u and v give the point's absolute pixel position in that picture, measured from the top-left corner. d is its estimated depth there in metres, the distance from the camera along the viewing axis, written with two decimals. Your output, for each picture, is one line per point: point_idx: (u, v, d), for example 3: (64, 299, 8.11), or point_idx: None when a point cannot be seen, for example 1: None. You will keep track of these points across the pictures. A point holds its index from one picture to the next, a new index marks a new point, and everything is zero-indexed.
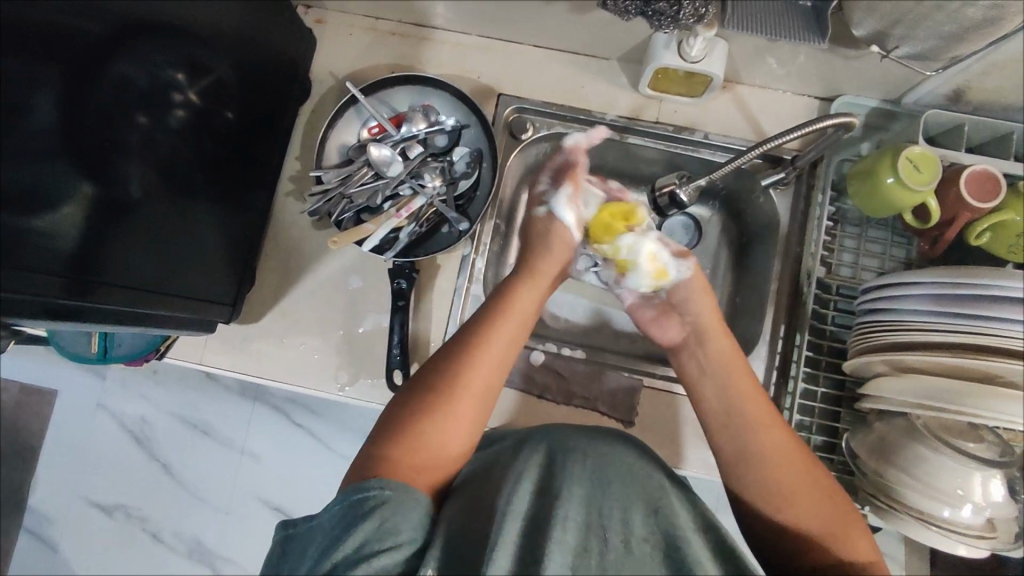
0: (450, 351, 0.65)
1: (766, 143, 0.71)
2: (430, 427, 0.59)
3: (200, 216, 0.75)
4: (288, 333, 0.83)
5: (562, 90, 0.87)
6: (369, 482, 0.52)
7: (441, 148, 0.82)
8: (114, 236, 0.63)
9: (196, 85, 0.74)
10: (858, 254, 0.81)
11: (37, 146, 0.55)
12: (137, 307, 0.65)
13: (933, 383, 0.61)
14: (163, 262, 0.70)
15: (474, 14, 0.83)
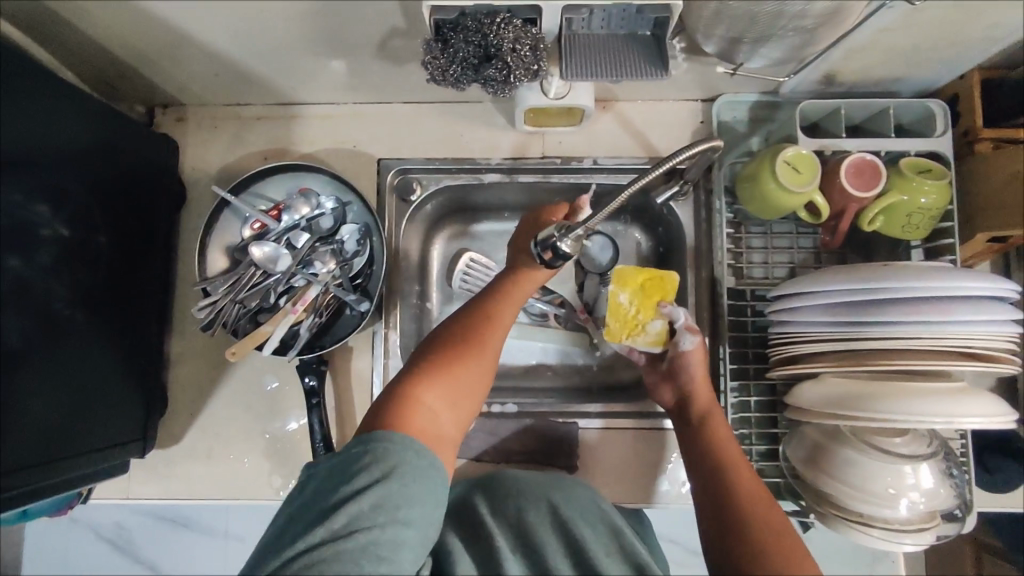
0: (469, 313, 0.67)
1: (666, 160, 0.63)
2: (463, 372, 0.61)
3: (87, 356, 0.70)
4: (214, 448, 0.81)
5: (444, 142, 0.84)
6: (383, 439, 0.53)
7: (328, 230, 0.79)
8: (10, 392, 0.60)
9: (62, 216, 0.67)
10: (767, 253, 0.80)
11: None
12: (19, 482, 0.60)
13: (844, 389, 0.61)
14: (56, 420, 0.65)
15: (333, 86, 0.80)
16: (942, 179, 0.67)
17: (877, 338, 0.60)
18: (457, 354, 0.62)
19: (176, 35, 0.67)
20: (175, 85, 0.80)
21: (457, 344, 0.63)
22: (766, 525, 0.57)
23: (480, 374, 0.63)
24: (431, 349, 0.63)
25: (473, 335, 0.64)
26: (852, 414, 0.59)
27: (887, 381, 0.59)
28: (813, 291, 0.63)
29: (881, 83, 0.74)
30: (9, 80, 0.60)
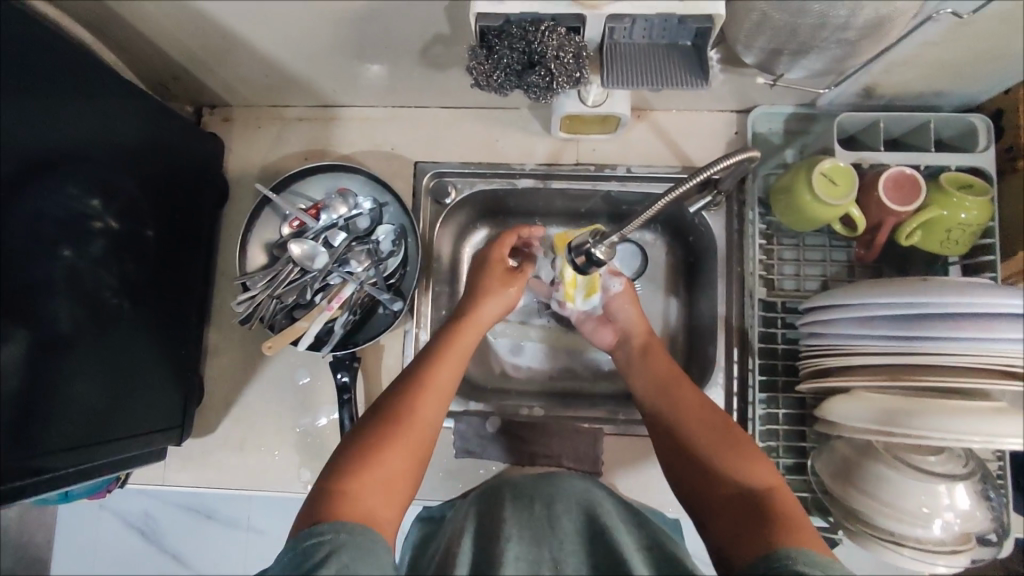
0: (402, 382, 0.68)
1: (701, 172, 0.64)
2: (399, 445, 0.61)
3: (129, 345, 0.72)
4: (245, 439, 0.83)
5: (479, 148, 0.86)
6: (314, 532, 0.51)
7: (364, 230, 0.81)
8: (53, 378, 0.62)
9: (113, 209, 0.70)
10: (799, 265, 0.79)
11: None
12: (63, 460, 0.63)
13: (879, 406, 0.60)
14: (99, 404, 0.68)
15: (374, 90, 0.82)
16: (983, 196, 0.66)
17: (919, 357, 0.58)
18: (391, 429, 0.62)
19: (228, 38, 0.70)
20: (223, 86, 0.83)
21: (390, 419, 0.63)
22: (720, 438, 0.67)
23: (415, 446, 0.63)
24: (362, 433, 0.63)
25: (408, 404, 0.65)
26: (888, 430, 0.58)
27: (925, 399, 0.58)
28: (850, 304, 0.62)
29: (922, 98, 0.74)
30: (70, 78, 0.63)
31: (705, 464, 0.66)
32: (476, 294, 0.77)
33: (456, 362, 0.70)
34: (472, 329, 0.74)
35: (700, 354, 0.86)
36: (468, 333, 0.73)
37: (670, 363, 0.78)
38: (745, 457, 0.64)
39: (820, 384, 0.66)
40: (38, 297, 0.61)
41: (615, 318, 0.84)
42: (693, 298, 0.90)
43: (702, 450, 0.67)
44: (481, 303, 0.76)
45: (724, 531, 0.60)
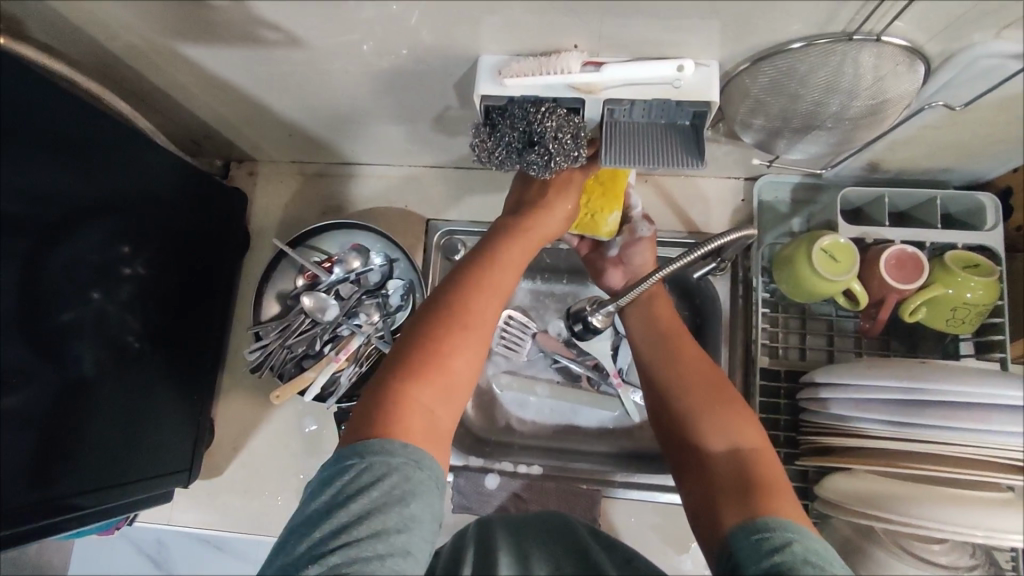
0: (458, 281, 0.63)
1: (708, 244, 0.68)
2: (456, 349, 0.58)
3: (146, 385, 0.75)
4: (251, 483, 0.85)
5: (490, 207, 0.89)
6: (377, 451, 0.51)
7: (374, 284, 0.84)
8: (79, 416, 0.66)
9: (142, 256, 0.74)
10: (805, 335, 0.79)
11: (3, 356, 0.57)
12: (80, 494, 0.66)
13: (878, 492, 0.59)
14: (115, 440, 0.71)
15: (390, 150, 0.86)
16: (988, 275, 0.65)
17: (915, 443, 0.58)
18: (453, 338, 0.58)
19: (258, 105, 0.75)
20: (250, 144, 0.88)
21: (449, 325, 0.59)
22: (715, 394, 0.66)
23: (477, 348, 0.60)
24: (415, 334, 0.59)
25: (462, 306, 0.60)
26: (884, 516, 0.58)
27: (924, 487, 0.57)
28: (845, 383, 0.62)
29: (927, 173, 0.74)
30: (114, 138, 0.68)
31: (701, 411, 0.65)
32: (540, 201, 0.69)
33: (511, 270, 0.66)
34: (524, 241, 0.68)
35: None
36: (524, 242, 0.68)
37: (675, 318, 0.77)
38: (740, 415, 0.64)
39: (819, 461, 0.66)
40: (60, 344, 0.64)
41: (628, 263, 0.82)
42: None
43: (703, 398, 0.66)
44: (544, 212, 0.69)
45: (713, 479, 0.60)
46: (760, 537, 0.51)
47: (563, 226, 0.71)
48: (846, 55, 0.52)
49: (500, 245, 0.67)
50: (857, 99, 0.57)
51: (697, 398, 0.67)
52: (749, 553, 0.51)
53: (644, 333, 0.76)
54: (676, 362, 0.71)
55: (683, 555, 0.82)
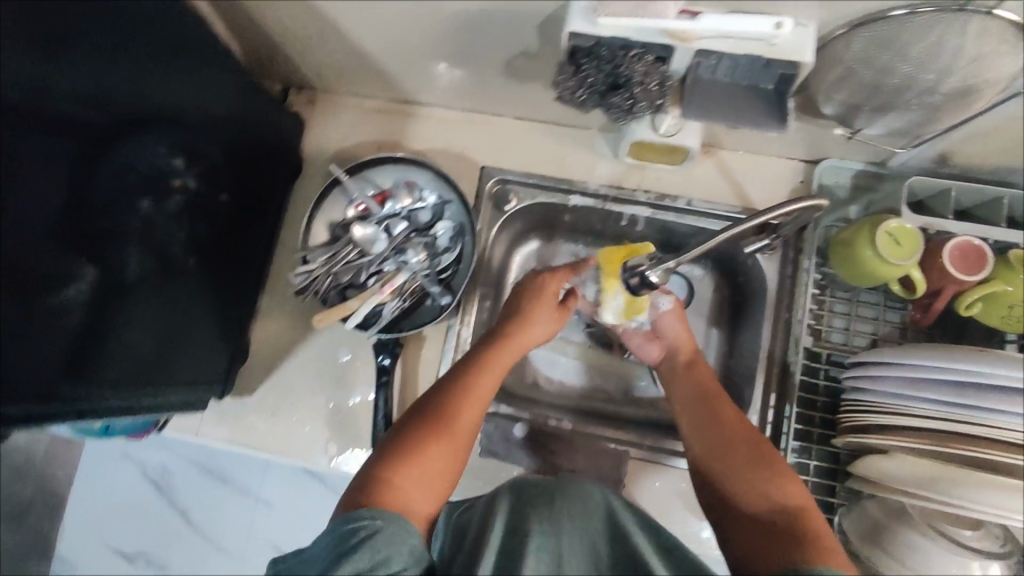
0: (450, 381, 0.67)
1: (759, 215, 0.69)
2: (440, 443, 0.61)
3: (187, 299, 0.76)
4: (279, 406, 0.85)
5: (547, 161, 0.88)
6: (356, 514, 0.51)
7: (425, 223, 0.83)
8: (116, 321, 0.66)
9: (194, 169, 0.74)
10: (849, 320, 0.79)
11: (46, 247, 0.57)
12: (126, 393, 0.67)
13: (917, 469, 0.59)
14: (155, 345, 0.71)
15: (454, 92, 0.85)
16: None
17: (965, 426, 0.58)
18: (433, 427, 0.61)
19: (331, 26, 0.74)
20: (314, 69, 0.87)
21: (434, 416, 0.62)
22: (757, 456, 0.67)
23: (461, 444, 0.62)
24: (403, 430, 0.62)
25: (450, 404, 0.64)
26: (927, 494, 0.58)
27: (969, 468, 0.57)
28: (900, 362, 0.62)
29: (997, 172, 0.74)
30: (168, 45, 0.68)
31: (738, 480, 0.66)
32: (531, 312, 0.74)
33: (498, 371, 0.69)
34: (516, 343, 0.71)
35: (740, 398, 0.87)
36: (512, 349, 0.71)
37: (711, 383, 0.78)
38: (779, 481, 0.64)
39: (859, 439, 0.66)
40: (110, 245, 0.64)
41: (661, 335, 0.85)
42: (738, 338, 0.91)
43: (741, 465, 0.67)
44: (528, 322, 0.74)
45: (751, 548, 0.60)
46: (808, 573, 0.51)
47: (550, 330, 0.76)
48: (952, 25, 0.52)
49: (482, 351, 0.70)
50: (954, 76, 0.56)
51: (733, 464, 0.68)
52: None
53: (683, 407, 0.78)
54: (710, 429, 0.72)
55: (702, 524, 0.81)
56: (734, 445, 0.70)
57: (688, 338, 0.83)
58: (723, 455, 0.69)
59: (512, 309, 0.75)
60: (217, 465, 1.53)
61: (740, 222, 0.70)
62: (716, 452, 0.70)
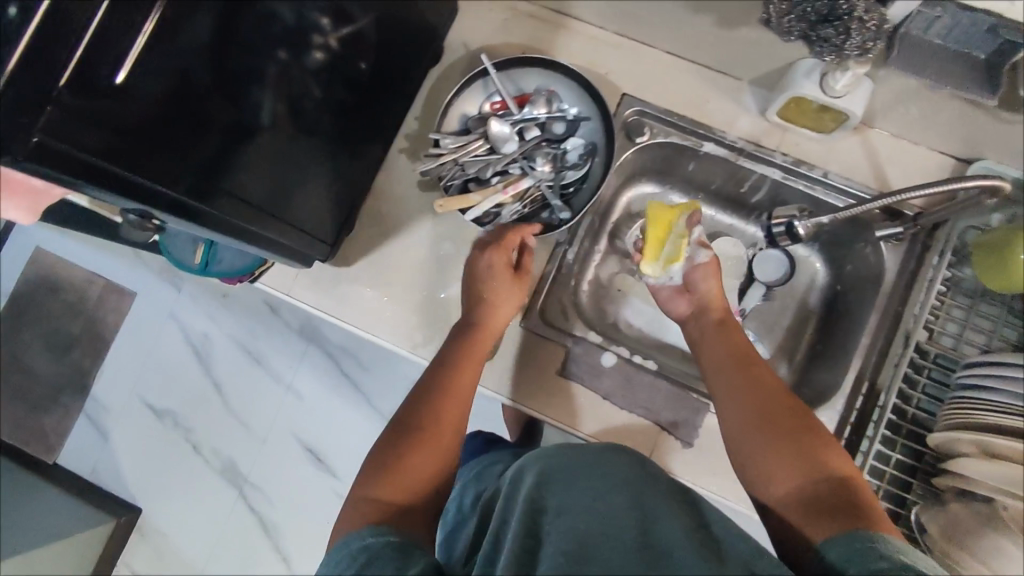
0: (418, 393, 0.68)
1: (899, 195, 0.72)
2: (416, 451, 0.62)
3: (309, 154, 0.71)
4: (374, 283, 0.86)
5: (689, 103, 0.86)
6: (359, 535, 0.51)
7: (558, 135, 0.82)
8: (238, 160, 0.61)
9: (337, 31, 0.67)
10: (964, 327, 0.76)
11: (182, 60, 0.51)
12: (236, 233, 0.64)
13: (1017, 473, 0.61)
14: (275, 190, 0.68)
15: (615, 11, 0.83)
16: None
17: None
18: (419, 439, 0.63)
19: None
20: None
21: (417, 429, 0.64)
22: (773, 423, 0.64)
23: (444, 445, 0.64)
24: (386, 448, 0.62)
25: (425, 413, 0.65)
26: None
27: None
28: None
29: None
30: None
31: (780, 448, 0.63)
32: (493, 297, 0.75)
33: (470, 366, 0.71)
34: (482, 337, 0.74)
35: (827, 381, 0.85)
36: (478, 342, 0.73)
37: (744, 343, 0.74)
38: (825, 449, 0.62)
39: (958, 436, 0.67)
40: (241, 81, 0.58)
41: (693, 291, 0.82)
42: (832, 325, 0.90)
43: (783, 432, 0.64)
44: (493, 308, 0.75)
45: (803, 516, 0.58)
46: (862, 544, 0.50)
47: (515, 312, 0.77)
48: None
49: (440, 357, 0.71)
50: None
51: (774, 431, 0.64)
52: (854, 560, 0.49)
53: (713, 368, 0.73)
54: (746, 392, 0.68)
55: None
56: (758, 408, 0.66)
57: (717, 297, 0.80)
58: (754, 426, 0.65)
59: (473, 293, 0.77)
60: (254, 342, 1.51)
61: (877, 198, 0.75)
62: (739, 427, 0.66)
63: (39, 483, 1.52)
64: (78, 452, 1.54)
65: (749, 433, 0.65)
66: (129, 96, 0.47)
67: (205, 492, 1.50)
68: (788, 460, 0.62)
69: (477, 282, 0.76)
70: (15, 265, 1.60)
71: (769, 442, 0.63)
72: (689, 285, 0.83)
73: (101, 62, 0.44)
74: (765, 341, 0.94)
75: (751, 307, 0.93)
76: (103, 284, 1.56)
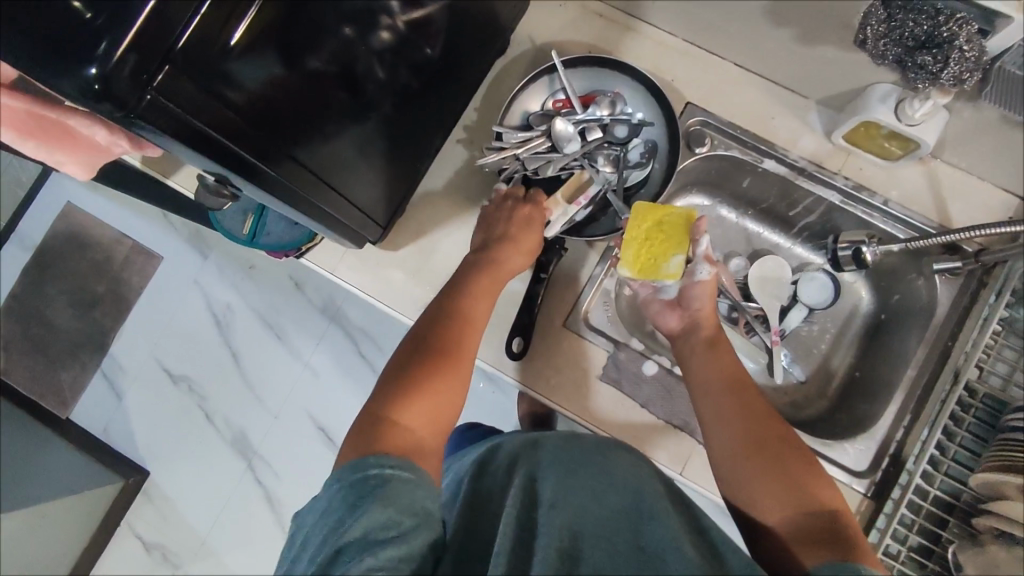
0: (433, 328, 0.68)
1: (960, 233, 0.72)
2: (429, 384, 0.63)
3: (365, 133, 0.70)
4: (419, 270, 0.86)
5: (753, 117, 0.85)
6: (369, 463, 0.53)
7: (619, 137, 0.80)
8: (302, 133, 0.59)
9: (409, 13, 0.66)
10: (1015, 368, 0.74)
11: (273, 30, 0.49)
12: (297, 205, 0.63)
13: None
14: (335, 166, 0.67)
15: (689, 18, 0.82)
16: None
17: None
18: (432, 369, 0.64)
19: None
20: None
21: (429, 360, 0.65)
22: (763, 449, 0.63)
23: (457, 381, 0.65)
24: (397, 377, 0.63)
25: (440, 350, 0.66)
26: None
27: None
28: None
29: None
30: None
31: (773, 476, 0.62)
32: (511, 241, 0.75)
33: (484, 308, 0.72)
34: (492, 285, 0.73)
35: (865, 410, 0.85)
36: (490, 284, 0.73)
37: (736, 366, 0.71)
38: (817, 484, 0.62)
39: (1002, 476, 0.66)
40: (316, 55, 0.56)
41: (686, 307, 0.78)
42: (874, 354, 0.89)
43: (777, 463, 0.63)
44: (505, 254, 0.75)
45: (793, 548, 0.58)
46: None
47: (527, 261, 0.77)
48: None
49: (435, 317, 0.70)
50: None
51: (766, 456, 0.63)
52: None
53: (701, 387, 0.71)
54: (737, 420, 0.66)
55: None
56: (751, 432, 0.65)
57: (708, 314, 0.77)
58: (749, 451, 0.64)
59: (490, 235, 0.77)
60: (276, 317, 1.51)
61: (941, 233, 0.74)
62: (733, 448, 0.65)
63: (51, 437, 1.52)
64: (92, 410, 1.55)
65: (740, 457, 0.64)
66: (231, 61, 0.47)
67: (215, 460, 1.50)
68: (778, 484, 0.61)
69: (493, 227, 0.77)
70: (46, 218, 1.61)
71: (760, 468, 0.62)
72: (682, 302, 0.79)
73: (214, 25, 0.44)
74: (802, 364, 0.93)
75: (791, 328, 0.92)
76: (133, 244, 1.56)
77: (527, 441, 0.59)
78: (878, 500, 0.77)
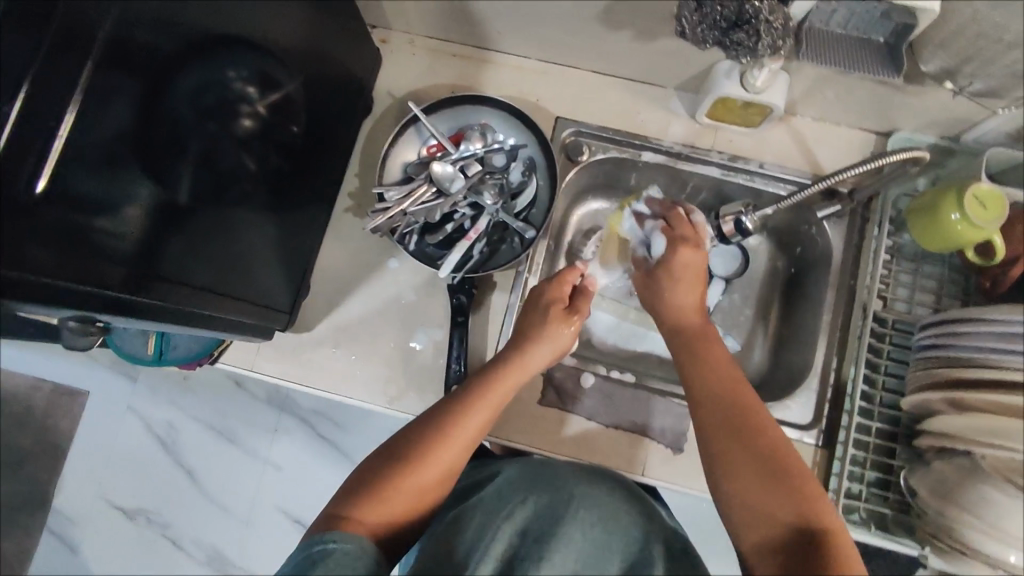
0: (422, 423, 0.62)
1: (833, 176, 0.75)
2: (404, 488, 0.57)
3: (246, 230, 0.68)
4: (338, 343, 0.84)
5: (621, 117, 0.88)
6: (319, 540, 0.50)
7: (499, 166, 0.84)
8: (167, 250, 0.57)
9: (265, 97, 0.63)
10: (914, 289, 0.80)
11: (101, 159, 0.48)
12: (184, 318, 0.61)
13: (983, 421, 0.62)
14: (219, 268, 0.65)
15: (537, 40, 0.85)
16: None
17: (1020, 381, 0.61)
18: (410, 462, 0.58)
19: None
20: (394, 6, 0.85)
21: (411, 453, 0.59)
22: (751, 444, 0.59)
23: (434, 487, 0.59)
24: (372, 470, 0.58)
25: (424, 446, 0.60)
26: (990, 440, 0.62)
27: (1006, 420, 0.61)
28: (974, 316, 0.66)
29: None
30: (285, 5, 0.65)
31: (759, 476, 0.57)
32: (531, 331, 0.71)
33: (491, 409, 0.65)
34: (512, 376, 0.67)
35: (797, 364, 0.88)
36: (507, 379, 0.67)
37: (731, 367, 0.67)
38: (789, 489, 0.56)
39: (926, 395, 0.69)
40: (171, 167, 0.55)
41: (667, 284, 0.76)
42: (793, 307, 0.93)
43: (746, 483, 0.57)
44: (534, 346, 0.69)
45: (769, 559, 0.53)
46: None
47: (553, 357, 0.72)
48: None
49: (439, 404, 0.64)
50: None
51: (758, 453, 0.59)
52: None
53: (693, 385, 0.66)
54: (726, 414, 0.62)
55: None
56: (743, 425, 0.61)
57: (697, 297, 0.75)
58: (732, 444, 0.60)
59: (521, 330, 0.71)
60: (223, 422, 1.44)
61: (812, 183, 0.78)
62: (716, 442, 0.61)
63: None
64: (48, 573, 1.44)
65: (721, 454, 0.60)
66: (53, 204, 0.45)
67: None
68: (762, 487, 0.57)
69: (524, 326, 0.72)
70: None
71: (749, 466, 0.58)
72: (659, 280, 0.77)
73: (19, 173, 0.42)
74: (734, 333, 0.96)
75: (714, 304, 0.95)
76: (52, 387, 1.46)
77: (518, 476, 0.64)
78: (830, 448, 0.79)
